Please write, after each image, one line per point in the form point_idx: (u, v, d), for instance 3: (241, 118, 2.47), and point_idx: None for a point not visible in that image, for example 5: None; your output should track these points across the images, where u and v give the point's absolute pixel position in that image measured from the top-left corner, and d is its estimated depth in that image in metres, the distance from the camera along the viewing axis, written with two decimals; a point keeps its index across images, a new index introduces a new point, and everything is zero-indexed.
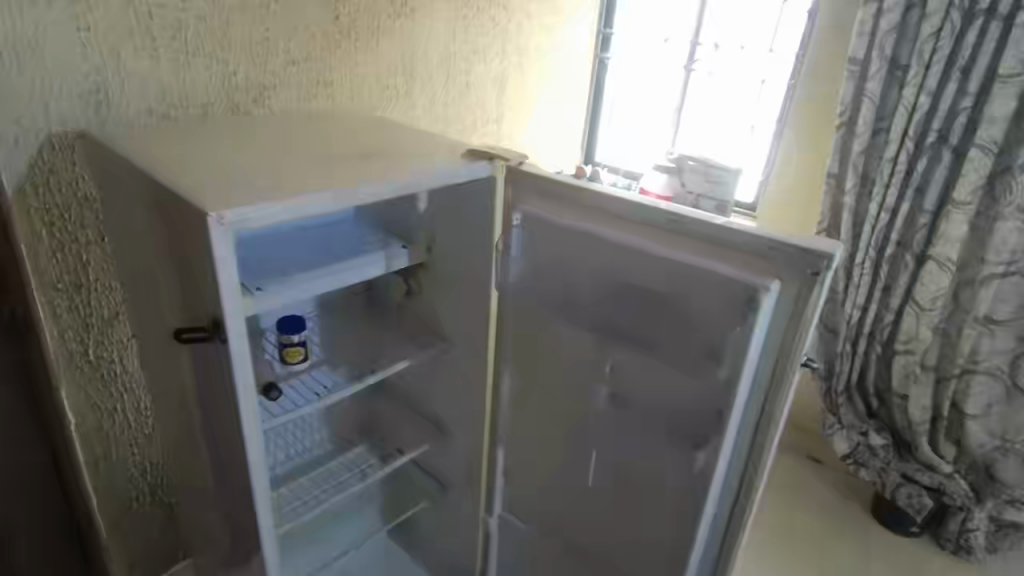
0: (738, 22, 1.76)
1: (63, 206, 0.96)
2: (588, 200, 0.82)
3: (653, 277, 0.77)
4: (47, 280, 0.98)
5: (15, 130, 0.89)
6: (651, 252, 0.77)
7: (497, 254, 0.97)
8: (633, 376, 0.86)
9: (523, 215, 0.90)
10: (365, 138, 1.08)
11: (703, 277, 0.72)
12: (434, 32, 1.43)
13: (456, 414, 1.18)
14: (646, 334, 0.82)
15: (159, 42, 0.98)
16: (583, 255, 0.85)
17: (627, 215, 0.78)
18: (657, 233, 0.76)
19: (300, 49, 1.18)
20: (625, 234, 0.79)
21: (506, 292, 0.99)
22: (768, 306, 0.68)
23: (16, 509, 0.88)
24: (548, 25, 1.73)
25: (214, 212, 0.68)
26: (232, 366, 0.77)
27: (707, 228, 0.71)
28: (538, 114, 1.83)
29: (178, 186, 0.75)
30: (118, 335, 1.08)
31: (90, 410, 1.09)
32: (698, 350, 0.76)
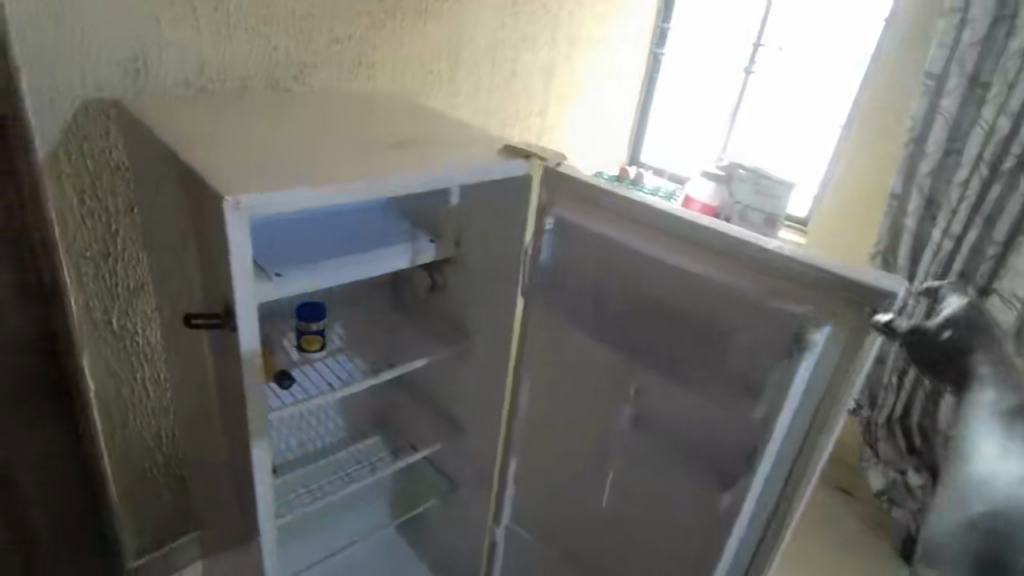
0: (805, 24, 1.68)
1: (96, 173, 0.95)
2: (624, 209, 0.76)
3: (692, 298, 0.72)
4: (76, 248, 0.98)
5: (52, 94, 0.88)
6: (690, 272, 0.71)
7: (527, 257, 0.93)
8: (660, 400, 0.81)
9: (557, 219, 0.86)
10: (402, 124, 1.04)
11: (745, 304, 0.67)
12: (482, 17, 1.39)
13: (473, 415, 1.14)
14: (678, 358, 0.76)
15: (200, 13, 0.96)
16: (617, 268, 0.79)
17: (665, 229, 0.72)
18: (696, 251, 0.70)
19: (345, 27, 1.15)
20: (664, 249, 0.73)
21: (533, 296, 0.94)
22: (817, 345, 0.62)
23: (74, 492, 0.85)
24: (600, 14, 1.65)
25: (230, 196, 0.66)
26: (241, 353, 0.75)
27: (753, 251, 0.65)
28: (584, 109, 1.77)
29: (202, 166, 0.73)
30: (142, 306, 1.07)
31: (111, 379, 1.09)
32: (734, 382, 0.71)
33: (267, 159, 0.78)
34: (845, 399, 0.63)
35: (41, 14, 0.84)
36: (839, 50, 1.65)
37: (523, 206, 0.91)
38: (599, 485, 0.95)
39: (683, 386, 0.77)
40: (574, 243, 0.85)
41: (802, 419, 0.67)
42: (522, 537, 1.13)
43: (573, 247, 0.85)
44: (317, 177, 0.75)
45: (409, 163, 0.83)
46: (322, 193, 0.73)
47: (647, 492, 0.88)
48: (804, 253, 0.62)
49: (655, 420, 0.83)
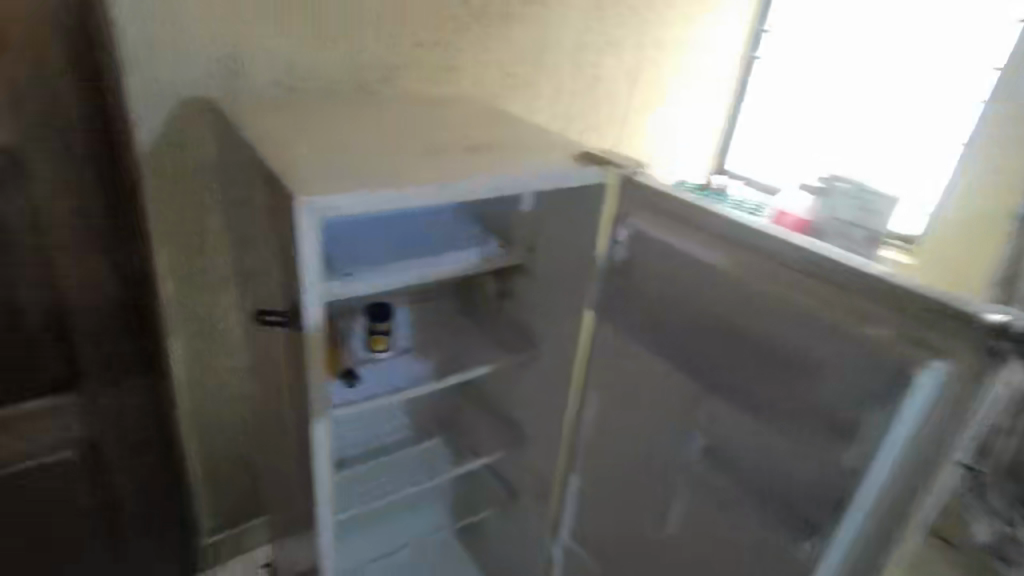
0: (926, 27, 1.55)
1: (192, 169, 1.01)
2: (712, 225, 0.72)
3: (779, 324, 0.66)
4: (172, 240, 1.03)
5: (156, 93, 0.94)
6: (779, 294, 0.66)
7: (599, 268, 0.89)
8: (733, 432, 0.75)
9: (632, 230, 0.83)
10: (479, 128, 1.03)
11: (838, 334, 0.61)
12: (568, 20, 1.36)
13: (536, 427, 1.12)
14: (756, 387, 0.70)
15: (292, 17, 1.00)
16: (696, 287, 0.75)
17: (755, 246, 0.69)
18: (788, 275, 0.65)
19: (431, 31, 1.16)
20: (754, 270, 0.68)
21: (603, 309, 0.91)
22: (925, 386, 0.55)
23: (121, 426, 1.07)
24: (691, 16, 1.58)
25: (303, 195, 0.67)
26: (307, 349, 0.76)
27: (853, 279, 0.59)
28: (669, 116, 1.71)
29: (284, 167, 0.75)
30: (227, 297, 1.12)
31: (197, 364, 1.15)
32: (820, 419, 0.64)
33: (344, 159, 0.80)
34: (958, 452, 0.55)
35: (149, 16, 0.89)
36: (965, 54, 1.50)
37: (596, 215, 0.88)
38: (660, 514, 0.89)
39: (761, 418, 0.71)
40: (649, 256, 0.81)
41: (896, 468, 0.59)
42: (577, 557, 1.09)
43: (648, 260, 0.81)
44: (390, 178, 0.75)
45: (482, 168, 0.82)
46: (395, 195, 0.73)
47: (712, 528, 0.82)
48: (912, 281, 0.57)
49: (727, 452, 0.76)
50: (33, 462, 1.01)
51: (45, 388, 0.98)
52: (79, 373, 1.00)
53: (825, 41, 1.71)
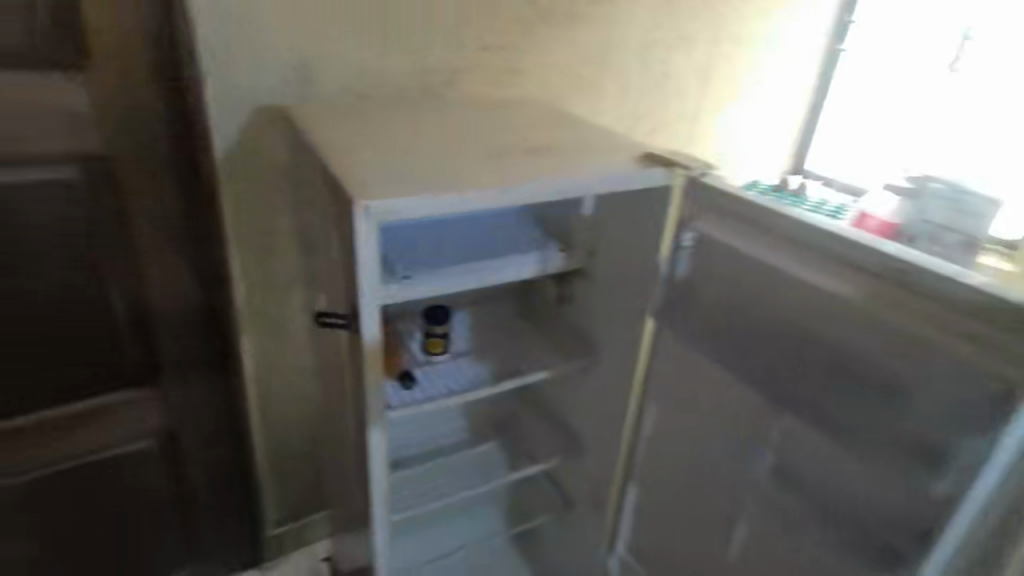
0: None
1: (265, 174, 1.04)
2: (785, 229, 0.67)
3: (861, 340, 0.61)
4: (244, 242, 1.07)
5: (234, 101, 0.97)
6: (859, 306, 0.60)
7: (662, 275, 0.86)
8: (807, 452, 0.70)
9: (699, 234, 0.80)
10: (541, 130, 1.02)
11: (930, 353, 0.55)
12: (637, 18, 1.32)
13: (594, 435, 1.09)
14: (831, 406, 0.65)
15: (362, 23, 1.01)
16: (765, 297, 0.70)
17: (830, 254, 0.63)
18: (869, 285, 0.60)
19: (496, 34, 1.16)
20: (834, 279, 0.63)
21: (665, 317, 0.87)
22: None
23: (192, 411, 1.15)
24: (766, 10, 1.51)
25: (362, 199, 0.67)
26: (364, 351, 0.77)
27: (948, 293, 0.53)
28: (740, 117, 1.66)
29: (345, 172, 0.76)
30: (294, 298, 1.16)
31: (266, 362, 1.20)
32: (903, 445, 0.59)
33: (406, 164, 0.80)
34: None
35: (228, 27, 0.92)
36: None
37: (661, 220, 0.84)
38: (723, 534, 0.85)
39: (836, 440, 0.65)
40: (713, 261, 0.78)
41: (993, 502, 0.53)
42: (634, 571, 1.06)
43: (714, 267, 0.77)
44: (450, 182, 0.75)
45: (544, 172, 0.80)
46: (452, 200, 0.72)
47: (779, 554, 0.77)
48: (1010, 292, 0.50)
49: (798, 475, 0.72)
50: (122, 447, 1.12)
51: (134, 379, 1.08)
52: (163, 366, 1.08)
53: (920, 28, 1.59)
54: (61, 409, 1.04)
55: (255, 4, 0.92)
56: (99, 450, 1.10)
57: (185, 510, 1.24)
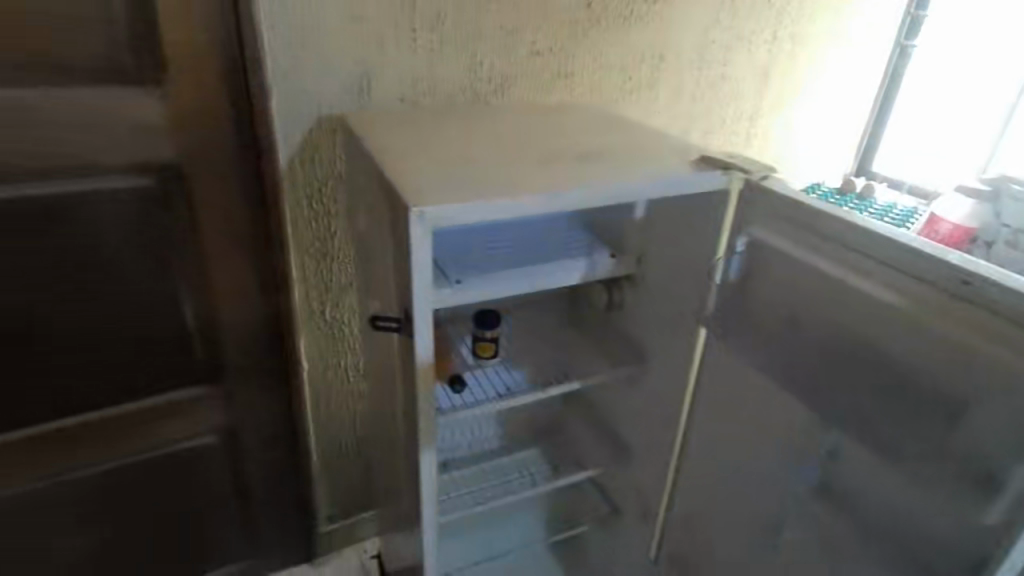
0: None
1: (323, 180, 1.07)
2: (847, 237, 0.64)
3: (924, 354, 0.57)
4: (303, 246, 1.11)
5: (296, 110, 1.00)
6: (925, 320, 0.57)
7: (715, 283, 0.83)
8: (860, 473, 0.67)
9: (750, 240, 0.77)
10: (592, 135, 1.02)
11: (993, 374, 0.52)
12: (693, 18, 1.31)
13: (642, 443, 1.07)
14: (888, 425, 0.62)
15: (418, 32, 1.03)
16: (818, 306, 0.68)
17: (890, 262, 0.60)
18: (933, 299, 0.56)
19: (548, 39, 1.16)
20: (894, 290, 0.59)
21: (716, 327, 0.85)
22: None
23: (257, 410, 1.21)
24: (831, 6, 1.51)
25: (416, 205, 0.69)
26: (417, 358, 0.79)
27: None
28: (798, 118, 1.65)
29: (399, 180, 0.77)
30: (349, 301, 1.20)
31: (321, 362, 1.23)
32: (964, 470, 0.55)
33: (462, 169, 0.82)
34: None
35: (293, 38, 0.95)
36: None
37: (719, 226, 0.82)
38: (767, 553, 0.82)
39: (894, 462, 0.62)
40: (765, 265, 0.75)
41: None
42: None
43: (769, 274, 0.74)
44: (503, 188, 0.75)
45: (597, 177, 0.80)
46: (505, 204, 0.72)
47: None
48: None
49: (851, 497, 0.68)
50: (185, 442, 1.17)
51: (197, 377, 1.13)
52: (225, 365, 1.13)
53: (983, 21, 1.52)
54: (129, 405, 1.09)
55: (319, 12, 0.95)
56: (164, 446, 1.16)
57: (241, 503, 1.30)
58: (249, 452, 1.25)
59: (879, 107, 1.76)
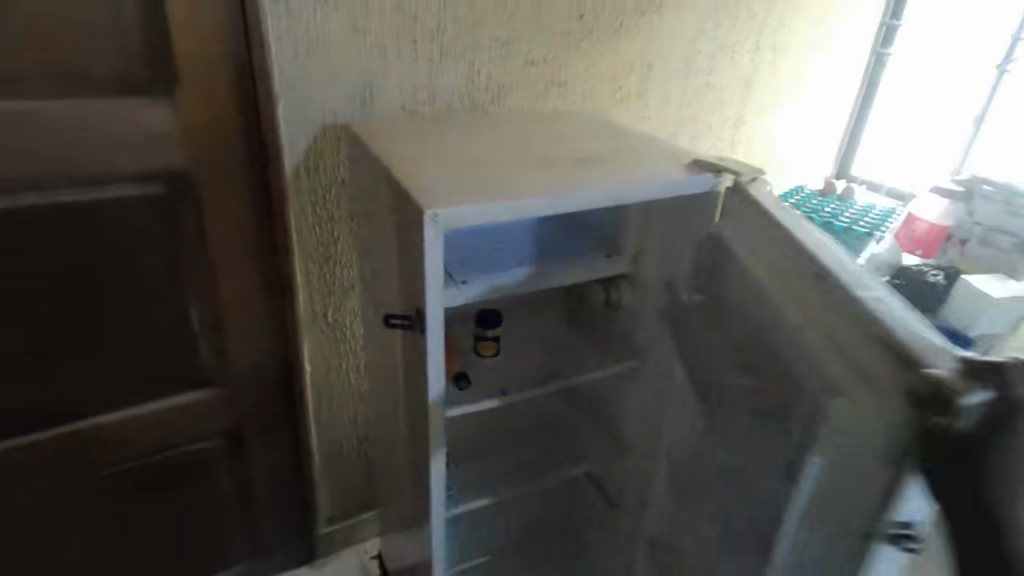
0: None
1: (327, 187, 1.10)
2: (763, 229, 0.79)
3: (788, 327, 0.72)
4: (307, 251, 1.14)
5: (302, 119, 1.03)
6: (800, 296, 0.71)
7: (686, 276, 0.92)
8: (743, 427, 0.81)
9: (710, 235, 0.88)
10: (589, 141, 1.06)
11: (813, 349, 0.68)
12: (681, 28, 1.38)
13: (639, 436, 1.12)
14: (758, 379, 0.77)
15: (418, 43, 1.07)
16: (734, 284, 0.82)
17: (783, 255, 0.75)
18: (808, 282, 0.71)
19: (543, 48, 1.20)
20: (780, 272, 0.75)
21: (690, 316, 0.92)
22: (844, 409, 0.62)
23: (256, 413, 1.23)
24: (811, 14, 1.59)
25: (430, 209, 0.73)
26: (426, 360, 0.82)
27: (847, 301, 0.65)
28: (778, 125, 1.72)
29: (408, 185, 0.81)
30: (351, 305, 1.22)
31: (323, 365, 1.26)
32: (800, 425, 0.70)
33: (475, 174, 0.86)
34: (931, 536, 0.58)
35: (296, 48, 0.97)
36: None
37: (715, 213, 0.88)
38: None
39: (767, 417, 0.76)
40: (704, 252, 0.88)
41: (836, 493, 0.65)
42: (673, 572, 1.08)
43: (707, 259, 0.88)
44: (513, 192, 0.79)
45: (595, 180, 0.84)
46: (511, 207, 0.76)
47: (738, 539, 0.83)
48: (899, 327, 0.60)
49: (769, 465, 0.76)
50: (195, 444, 1.20)
51: (205, 380, 1.15)
52: (231, 369, 1.16)
53: (949, 37, 1.69)
54: (140, 409, 1.11)
55: (325, 24, 0.98)
56: (175, 448, 1.18)
57: (246, 505, 1.32)
58: (252, 457, 1.27)
59: (857, 114, 1.89)
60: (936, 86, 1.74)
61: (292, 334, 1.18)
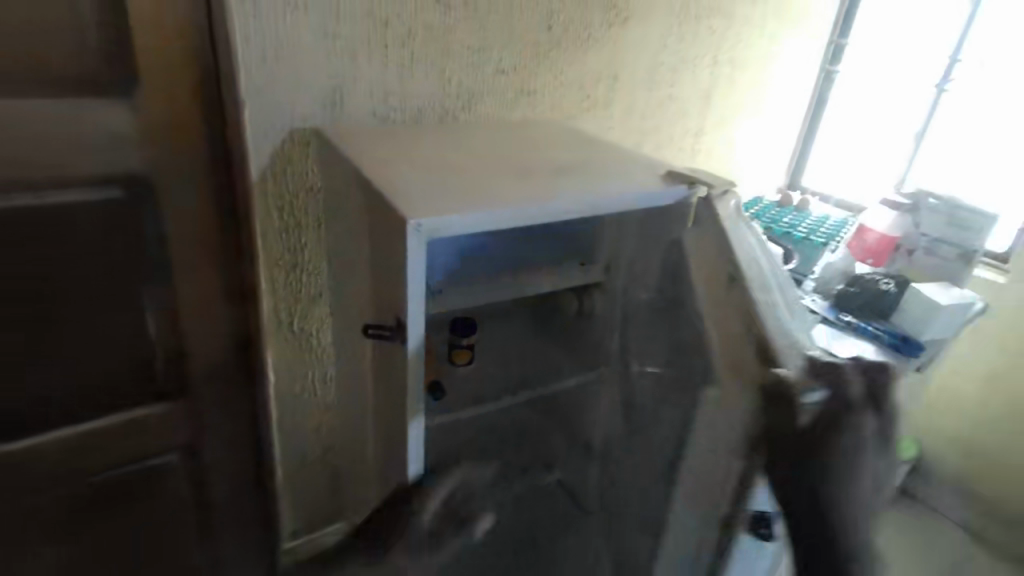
0: (994, 35, 1.63)
1: (295, 192, 1.08)
2: (696, 223, 0.90)
3: (698, 312, 0.91)
4: (273, 257, 1.11)
5: (269, 122, 1.00)
6: (715, 291, 0.88)
7: (656, 276, 0.98)
8: (647, 385, 1.05)
9: (684, 241, 0.91)
10: (563, 151, 1.07)
11: (710, 338, 0.89)
12: (645, 41, 1.41)
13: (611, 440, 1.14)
14: (665, 349, 1.00)
15: (390, 49, 1.05)
16: (652, 265, 0.98)
17: (708, 251, 0.89)
18: (723, 282, 0.87)
19: (513, 57, 1.21)
20: (702, 265, 0.90)
21: (669, 316, 0.98)
22: (720, 387, 0.89)
23: (215, 420, 1.17)
24: (767, 31, 1.66)
25: (412, 218, 0.72)
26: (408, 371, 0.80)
27: (747, 310, 0.84)
28: (736, 136, 1.78)
29: (391, 195, 0.79)
30: (318, 312, 1.20)
31: (289, 373, 1.23)
32: (688, 387, 0.95)
33: (457, 185, 0.84)
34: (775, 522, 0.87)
35: (261, 52, 0.94)
36: (984, 59, 1.66)
37: (691, 220, 0.90)
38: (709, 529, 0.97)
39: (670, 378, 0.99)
40: (650, 250, 0.97)
41: (709, 488, 0.94)
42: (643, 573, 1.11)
43: (651, 255, 0.97)
44: (498, 202, 0.78)
45: (573, 190, 0.85)
46: (495, 216, 0.76)
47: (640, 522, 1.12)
48: (774, 331, 0.82)
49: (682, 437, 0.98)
50: (150, 460, 1.14)
51: (161, 392, 1.10)
52: (190, 379, 1.12)
53: (892, 56, 1.79)
54: (90, 424, 1.06)
55: (297, 29, 0.96)
56: (128, 463, 1.12)
57: (204, 516, 1.26)
58: (208, 467, 1.21)
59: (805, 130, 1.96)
60: (881, 101, 1.84)
61: (255, 342, 1.13)
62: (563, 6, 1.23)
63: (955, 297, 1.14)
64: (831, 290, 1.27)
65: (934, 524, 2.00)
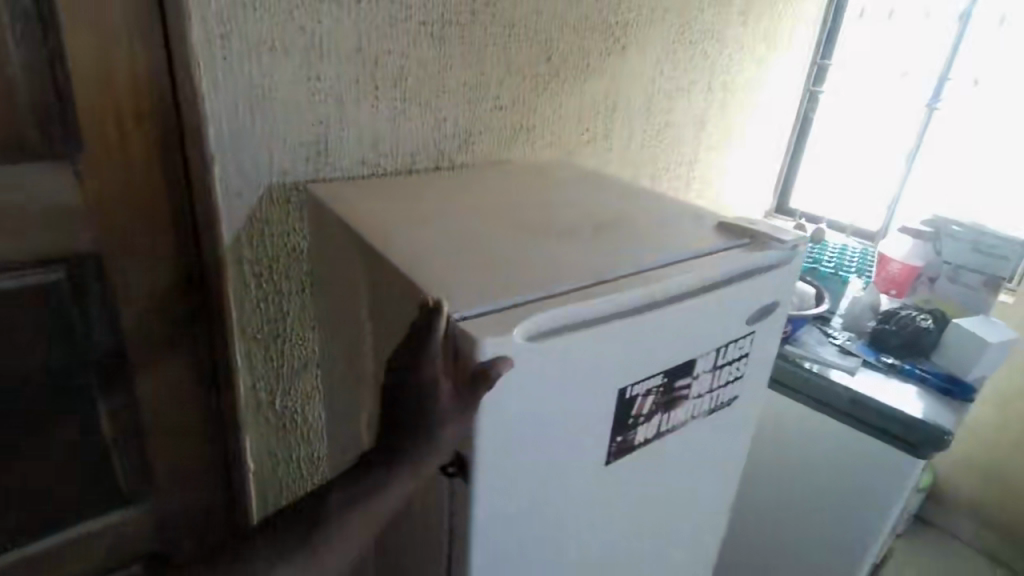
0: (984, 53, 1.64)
1: (274, 257, 0.90)
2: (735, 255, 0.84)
3: None
4: (248, 332, 0.92)
5: (241, 177, 0.83)
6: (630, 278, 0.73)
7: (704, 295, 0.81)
8: (546, 398, 0.64)
9: (704, 255, 0.81)
10: (575, 200, 0.97)
11: (543, 295, 0.66)
12: (642, 68, 1.32)
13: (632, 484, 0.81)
14: (596, 348, 0.66)
15: (380, 90, 0.92)
16: None
17: (682, 262, 0.78)
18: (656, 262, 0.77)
19: (512, 92, 1.10)
20: (682, 259, 0.78)
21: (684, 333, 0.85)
22: (652, 384, 0.75)
23: (182, 511, 0.97)
24: (758, 55, 1.61)
25: (453, 308, 0.60)
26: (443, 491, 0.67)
27: (598, 287, 0.68)
28: (729, 161, 1.72)
29: (418, 275, 0.65)
30: (302, 385, 1.01)
31: (269, 461, 1.03)
32: (626, 400, 0.73)
33: (497, 259, 0.72)
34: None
35: (218, 101, 0.78)
36: (978, 77, 1.66)
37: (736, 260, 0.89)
38: None
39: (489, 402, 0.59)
40: None
41: None
42: None
43: None
44: (539, 280, 0.68)
45: (605, 256, 0.76)
46: (538, 288, 0.66)
47: None
48: (524, 342, 0.60)
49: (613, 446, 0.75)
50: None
51: (124, 497, 0.92)
52: (155, 477, 0.93)
53: (883, 75, 1.77)
54: (28, 549, 0.86)
55: (271, 75, 0.81)
56: None
57: None
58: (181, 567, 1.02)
59: (793, 154, 1.97)
60: (869, 120, 1.82)
61: (230, 427, 0.96)
62: (561, 36, 1.13)
63: (996, 333, 1.16)
64: (863, 324, 1.30)
65: (947, 545, 2.02)
